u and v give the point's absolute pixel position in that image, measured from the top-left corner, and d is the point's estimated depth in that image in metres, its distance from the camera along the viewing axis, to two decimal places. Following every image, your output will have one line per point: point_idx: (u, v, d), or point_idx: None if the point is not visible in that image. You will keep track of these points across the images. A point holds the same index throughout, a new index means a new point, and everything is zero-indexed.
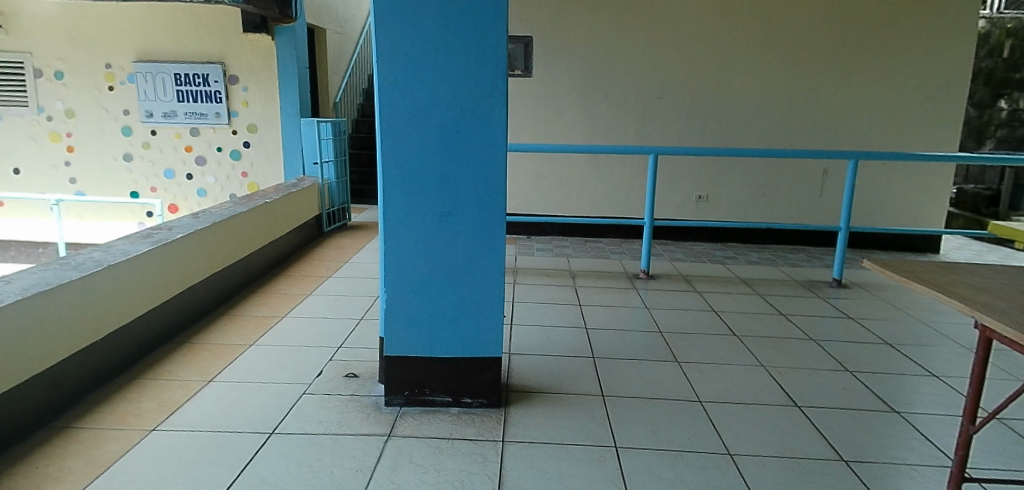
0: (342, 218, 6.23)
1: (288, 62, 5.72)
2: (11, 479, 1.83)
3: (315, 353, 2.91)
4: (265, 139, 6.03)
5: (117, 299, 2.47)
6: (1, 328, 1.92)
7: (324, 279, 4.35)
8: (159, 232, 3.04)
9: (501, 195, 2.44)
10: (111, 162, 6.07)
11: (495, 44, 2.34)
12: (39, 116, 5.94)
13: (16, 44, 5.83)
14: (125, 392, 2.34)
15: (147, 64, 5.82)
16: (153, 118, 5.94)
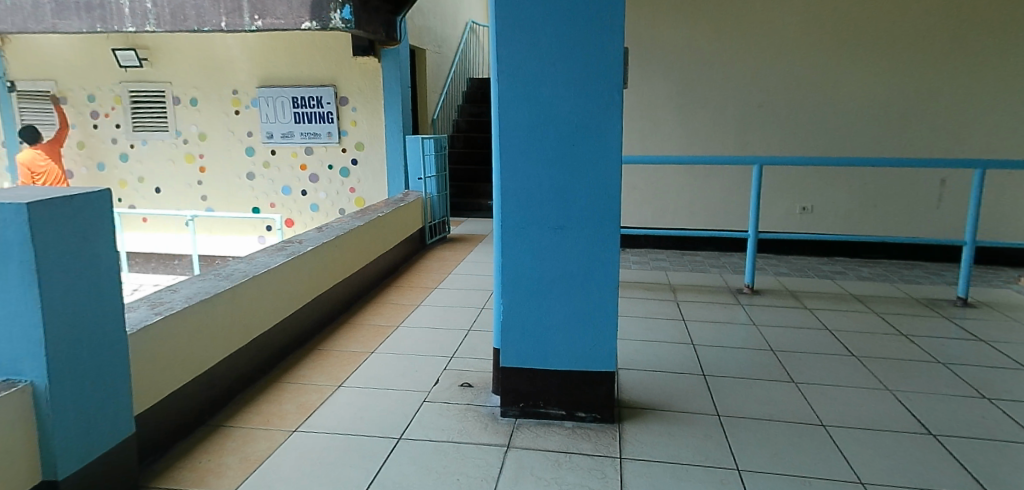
0: (442, 231, 6.44)
1: (393, 82, 6.13)
2: (181, 471, 2.02)
3: (429, 362, 3.02)
4: (372, 156, 6.34)
5: (260, 307, 2.68)
6: (174, 333, 2.14)
7: (430, 290, 4.50)
8: (292, 245, 3.27)
9: (615, 207, 2.43)
10: (237, 180, 6.58)
11: (611, 58, 2.35)
12: (177, 140, 6.54)
13: (158, 75, 6.45)
14: (267, 395, 2.54)
15: (270, 89, 6.29)
16: (273, 139, 6.40)
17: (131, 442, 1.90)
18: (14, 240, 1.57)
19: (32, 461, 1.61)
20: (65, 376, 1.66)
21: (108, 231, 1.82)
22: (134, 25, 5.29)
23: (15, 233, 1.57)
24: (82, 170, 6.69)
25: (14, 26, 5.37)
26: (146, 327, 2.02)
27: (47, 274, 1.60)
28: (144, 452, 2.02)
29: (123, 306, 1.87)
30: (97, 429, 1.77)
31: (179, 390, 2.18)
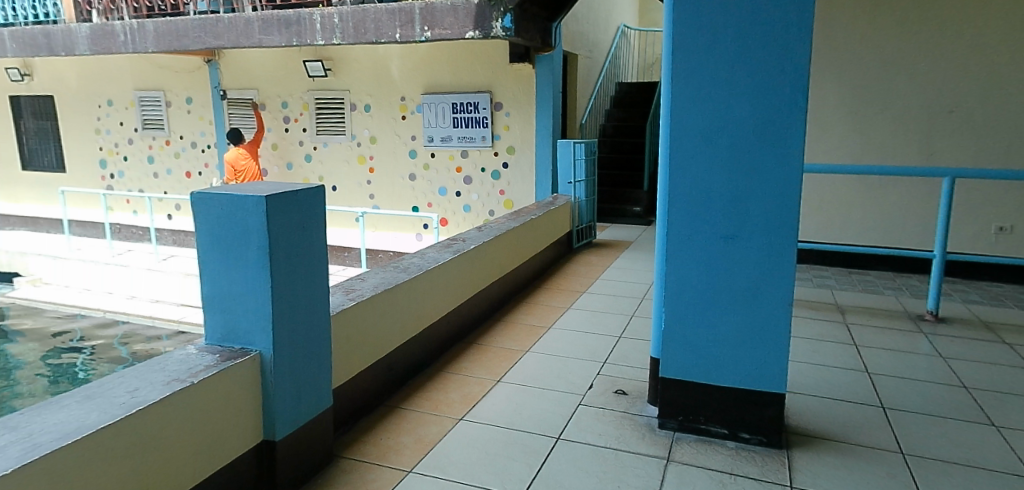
0: (589, 235, 6.43)
1: (544, 88, 6.26)
2: (366, 446, 2.20)
3: (582, 365, 3.02)
4: (523, 160, 6.49)
5: (431, 299, 2.85)
6: (364, 318, 2.34)
7: (579, 294, 4.51)
8: (457, 243, 3.44)
9: (793, 218, 2.28)
10: (401, 180, 7.03)
11: (797, 59, 2.21)
12: (352, 142, 7.13)
13: (339, 83, 7.06)
14: (435, 383, 2.69)
15: (433, 95, 6.66)
16: (434, 142, 6.78)
17: (329, 414, 2.10)
18: (254, 227, 1.79)
19: (257, 422, 1.85)
20: (284, 350, 1.88)
21: (319, 223, 2.02)
22: (324, 39, 5.85)
23: (255, 221, 1.79)
24: (274, 168, 7.49)
25: (229, 42, 6.10)
26: (342, 311, 2.22)
27: (276, 259, 1.82)
28: (336, 424, 2.23)
29: (327, 289, 2.07)
30: (306, 399, 1.98)
31: (364, 372, 2.37)
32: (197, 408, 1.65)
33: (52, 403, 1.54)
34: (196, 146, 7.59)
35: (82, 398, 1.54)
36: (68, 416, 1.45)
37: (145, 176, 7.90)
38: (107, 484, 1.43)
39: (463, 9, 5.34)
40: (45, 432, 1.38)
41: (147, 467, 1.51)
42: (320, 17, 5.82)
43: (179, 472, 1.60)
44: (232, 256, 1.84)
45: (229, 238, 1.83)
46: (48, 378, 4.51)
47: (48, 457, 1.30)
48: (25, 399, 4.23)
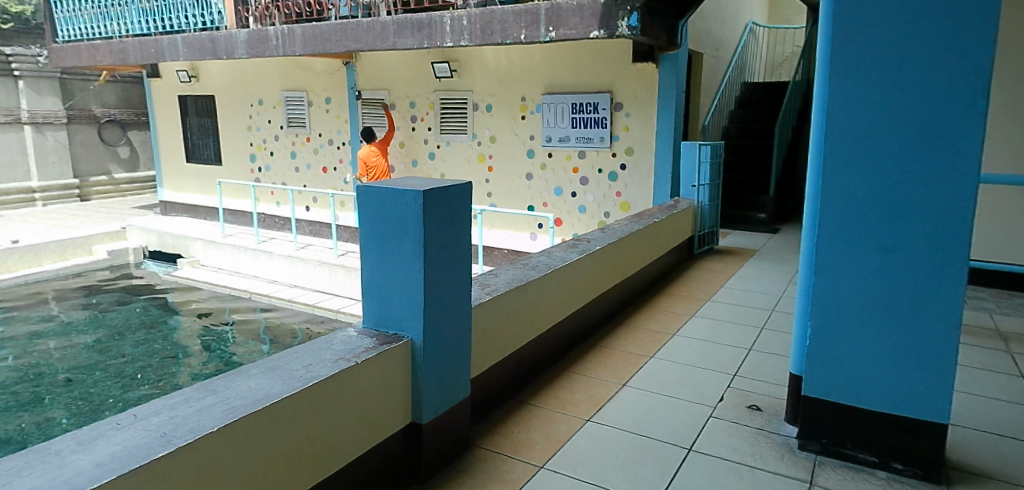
0: (710, 241, 6.17)
1: (668, 88, 6.08)
2: (498, 438, 2.28)
3: (710, 376, 2.90)
4: (641, 161, 6.35)
5: (558, 298, 2.86)
6: (502, 315, 2.41)
7: (702, 301, 4.33)
8: (582, 243, 3.41)
9: (965, 232, 2.05)
10: (518, 179, 7.08)
11: (978, 57, 1.98)
12: (473, 141, 7.27)
13: (463, 84, 7.22)
14: (560, 382, 2.73)
15: (553, 96, 6.66)
16: (552, 142, 6.77)
17: (467, 403, 2.18)
18: (412, 219, 1.88)
19: (406, 405, 1.96)
20: (432, 337, 1.97)
21: (465, 217, 2.09)
22: (453, 41, 6.00)
23: (413, 213, 1.88)
24: (400, 165, 7.82)
25: (367, 45, 6.44)
26: (480, 303, 2.27)
27: (429, 250, 1.90)
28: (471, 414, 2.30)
29: (470, 282, 2.13)
30: (449, 386, 2.08)
31: (493, 366, 2.41)
32: (358, 386, 1.78)
33: (241, 371, 1.72)
34: (333, 143, 8.10)
35: (264, 370, 1.72)
36: (256, 385, 1.61)
37: (287, 170, 8.54)
38: (288, 449, 1.58)
39: (589, 9, 5.30)
40: (239, 397, 1.55)
41: (319, 437, 1.66)
42: (450, 20, 5.98)
43: (343, 444, 1.75)
44: (390, 246, 1.95)
45: (388, 228, 1.94)
46: (202, 353, 5.00)
47: (245, 419, 1.47)
48: (187, 369, 4.71)
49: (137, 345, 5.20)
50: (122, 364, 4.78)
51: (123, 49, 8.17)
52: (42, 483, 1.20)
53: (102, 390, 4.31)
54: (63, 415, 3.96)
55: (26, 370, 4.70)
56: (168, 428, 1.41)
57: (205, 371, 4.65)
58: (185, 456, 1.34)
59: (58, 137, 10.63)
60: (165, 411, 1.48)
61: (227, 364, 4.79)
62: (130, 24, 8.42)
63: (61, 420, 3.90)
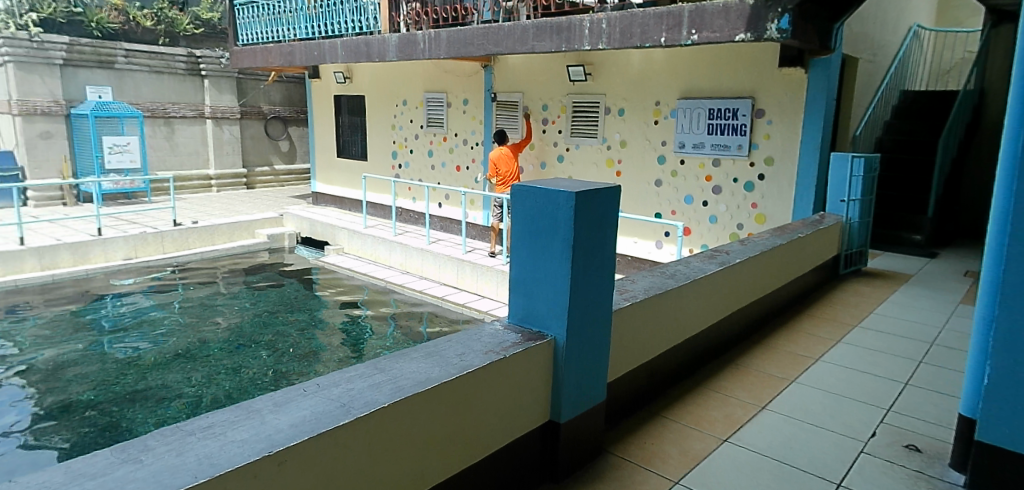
0: (859, 262, 5.69)
1: (817, 94, 5.67)
2: (632, 448, 2.34)
3: (860, 408, 2.68)
4: (781, 173, 5.96)
5: (695, 311, 2.80)
6: (640, 325, 2.45)
7: (850, 326, 4.01)
8: (721, 254, 3.28)
9: None
10: (646, 186, 6.91)
11: None
12: (603, 145, 7.18)
13: (596, 87, 7.16)
14: (693, 398, 2.70)
15: (689, 101, 6.42)
16: (684, 149, 6.54)
17: (602, 407, 2.31)
18: (562, 220, 2.02)
19: (545, 405, 2.13)
20: (575, 336, 2.12)
21: (613, 221, 2.19)
22: (590, 44, 5.99)
23: (564, 214, 2.01)
24: (529, 167, 7.91)
25: (506, 48, 6.61)
26: (619, 309, 2.33)
27: (576, 251, 2.03)
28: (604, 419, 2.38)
29: (610, 287, 2.22)
30: (587, 388, 2.22)
31: (627, 374, 2.47)
32: (505, 378, 1.98)
33: (403, 353, 2.02)
34: (467, 143, 8.38)
35: (423, 355, 1.98)
36: (418, 368, 1.88)
37: (425, 168, 8.96)
38: (443, 434, 1.82)
39: (736, 11, 5.08)
40: (404, 378, 1.82)
41: (468, 423, 1.89)
42: (590, 23, 5.96)
43: (488, 434, 1.96)
44: (539, 247, 2.09)
45: (539, 229, 2.09)
46: (344, 335, 5.39)
47: (410, 398, 1.71)
48: (330, 348, 5.09)
49: (288, 323, 5.68)
50: (277, 339, 5.26)
51: (291, 52, 8.96)
52: (249, 435, 1.52)
53: (261, 361, 4.76)
54: (228, 379, 4.44)
55: (199, 336, 5.31)
56: (345, 399, 1.69)
57: (346, 353, 4.99)
58: (360, 425, 1.61)
59: (233, 130, 11.88)
60: (342, 384, 1.79)
61: (365, 349, 5.11)
62: (298, 29, 9.21)
63: (225, 385, 4.35)
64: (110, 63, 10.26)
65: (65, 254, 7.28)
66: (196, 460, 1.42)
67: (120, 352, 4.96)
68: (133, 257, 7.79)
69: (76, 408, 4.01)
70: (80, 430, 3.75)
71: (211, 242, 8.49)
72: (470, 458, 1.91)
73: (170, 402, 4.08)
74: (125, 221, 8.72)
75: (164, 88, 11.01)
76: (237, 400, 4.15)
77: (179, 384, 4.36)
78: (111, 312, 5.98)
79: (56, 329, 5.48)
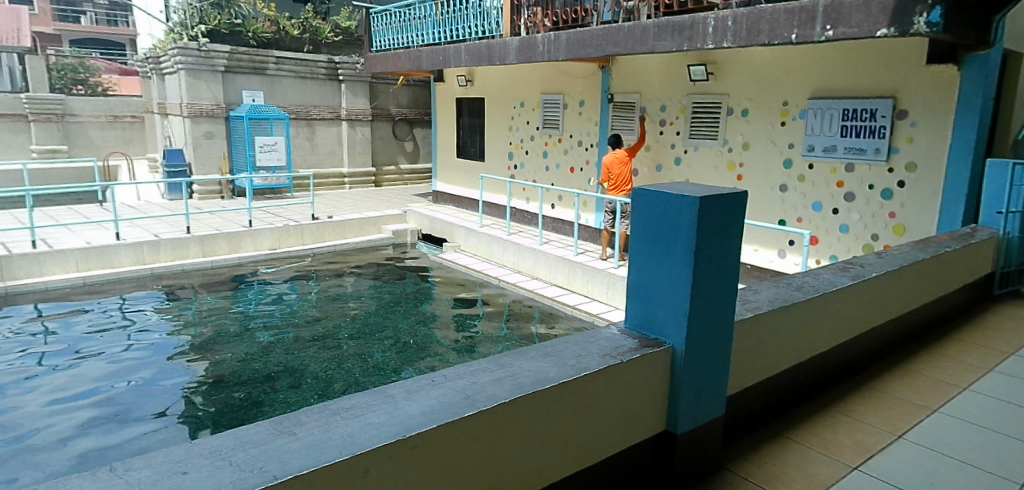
0: (1017, 282, 5.09)
1: (972, 94, 5.13)
2: (750, 466, 2.27)
3: (1015, 447, 2.41)
4: (925, 180, 5.45)
5: (822, 326, 2.65)
6: (761, 337, 2.37)
7: (1006, 354, 3.60)
8: (854, 267, 3.07)
9: None
10: (770, 191, 6.57)
11: None
12: (723, 148, 6.90)
13: (719, 87, 6.89)
14: (819, 420, 2.56)
15: (821, 101, 6.03)
16: (814, 152, 6.14)
17: (721, 420, 2.27)
18: (684, 226, 1.99)
19: (662, 415, 2.14)
20: (695, 344, 2.09)
21: (738, 227, 2.13)
22: (714, 43, 5.78)
23: (686, 218, 1.98)
24: (645, 169, 7.76)
25: (626, 49, 6.54)
26: (740, 320, 2.25)
27: (699, 257, 1.99)
28: (722, 433, 2.33)
29: (733, 296, 2.16)
30: (707, 399, 2.19)
31: (747, 389, 2.39)
32: (621, 382, 2.00)
33: (522, 351, 2.10)
34: (582, 145, 8.38)
35: (541, 354, 2.06)
36: (537, 367, 1.96)
37: (539, 168, 9.05)
38: (559, 434, 1.88)
39: (878, 4, 4.71)
40: (524, 375, 1.90)
41: (584, 423, 1.94)
42: (714, 20, 5.75)
43: (604, 437, 2.01)
44: (658, 251, 2.08)
45: (659, 234, 2.07)
46: (460, 333, 5.67)
47: (529, 395, 1.80)
48: (448, 346, 5.34)
49: (410, 319, 6.00)
50: (400, 335, 5.57)
51: (419, 57, 9.41)
52: (385, 419, 1.67)
53: (386, 355, 5.11)
54: (358, 369, 4.80)
55: (332, 327, 5.73)
56: (470, 392, 1.81)
57: (464, 352, 5.20)
58: (482, 416, 1.71)
59: (364, 132, 12.63)
60: (467, 376, 1.90)
61: (481, 348, 5.29)
62: (425, 35, 9.64)
63: (354, 376, 4.68)
64: (262, 69, 11.25)
65: (222, 243, 8.10)
66: (340, 437, 1.59)
67: (265, 336, 5.46)
68: (278, 248, 8.50)
69: (230, 385, 4.50)
70: (234, 404, 4.20)
71: (343, 236, 9.10)
72: (586, 459, 1.97)
73: (308, 387, 4.47)
74: (271, 215, 9.55)
75: (307, 92, 11.90)
76: (366, 386, 4.53)
77: (316, 371, 4.76)
78: (259, 298, 6.60)
79: (214, 312, 6.14)
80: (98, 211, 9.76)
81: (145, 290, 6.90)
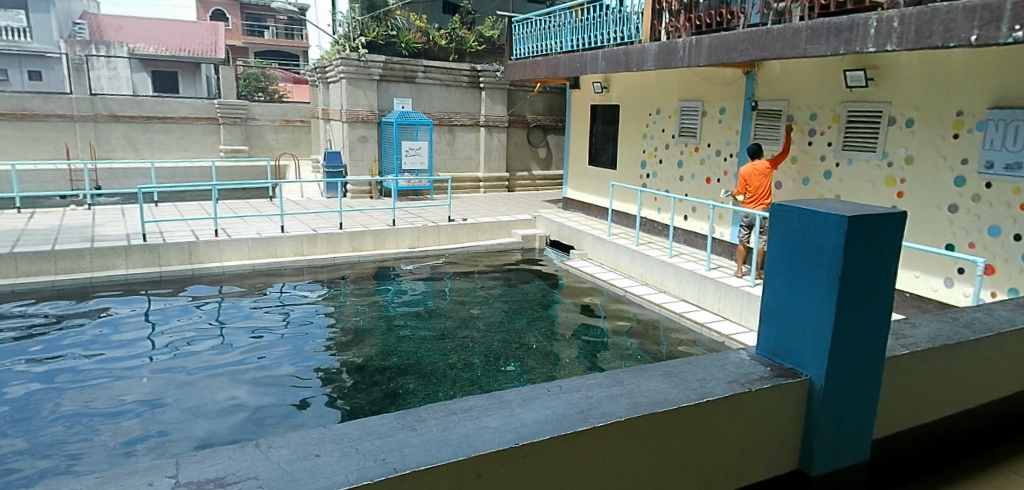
0: None
1: None
2: None
3: None
4: None
5: (995, 369, 2.32)
6: (916, 377, 2.12)
7: None
8: None
9: None
10: (936, 211, 5.88)
11: None
12: (883, 161, 6.28)
13: (880, 94, 6.27)
14: (986, 477, 2.25)
15: (1003, 111, 5.27)
16: (992, 169, 5.39)
17: (864, 466, 2.07)
18: (829, 249, 1.83)
19: (794, 450, 2.00)
20: (838, 379, 1.92)
21: (894, 253, 1.92)
22: (876, 45, 5.27)
23: (833, 241, 1.81)
24: (790, 182, 7.25)
25: (775, 53, 6.16)
26: (891, 357, 2.03)
27: (845, 285, 1.81)
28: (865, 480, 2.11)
29: (884, 329, 1.95)
30: (847, 440, 2.01)
31: (897, 433, 2.15)
32: (748, 411, 1.89)
33: (643, 370, 2.05)
34: (721, 154, 8.00)
35: (662, 374, 1.99)
36: (657, 387, 1.90)
37: (673, 178, 8.79)
38: (679, 459, 1.81)
39: None
40: (642, 394, 1.85)
41: (706, 451, 1.85)
42: (878, 21, 5.25)
43: (728, 469, 1.90)
44: (798, 275, 1.92)
45: (801, 256, 1.91)
46: (584, 342, 5.63)
47: (648, 416, 1.74)
48: (572, 355, 5.33)
49: (535, 324, 6.07)
50: (525, 340, 5.65)
51: (556, 64, 9.51)
52: (501, 424, 1.69)
53: (510, 359, 5.20)
54: (484, 371, 4.92)
55: (462, 327, 5.93)
56: (585, 406, 1.78)
57: (588, 362, 5.17)
58: (597, 434, 1.68)
59: (500, 137, 12.97)
60: (584, 390, 1.88)
61: (604, 359, 5.23)
62: (564, 42, 9.70)
63: (479, 378, 4.80)
64: (412, 78, 11.90)
65: (368, 239, 8.67)
66: (457, 437, 1.63)
67: (401, 332, 5.78)
68: (417, 246, 8.95)
69: (367, 376, 4.82)
70: (368, 395, 4.48)
71: (476, 238, 9.40)
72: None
73: (436, 385, 4.66)
74: (412, 215, 10.08)
75: (451, 99, 12.43)
76: (490, 388, 4.64)
77: (445, 369, 4.95)
78: (398, 294, 6.99)
79: (358, 305, 6.60)
80: (267, 205, 10.87)
81: (301, 281, 7.56)
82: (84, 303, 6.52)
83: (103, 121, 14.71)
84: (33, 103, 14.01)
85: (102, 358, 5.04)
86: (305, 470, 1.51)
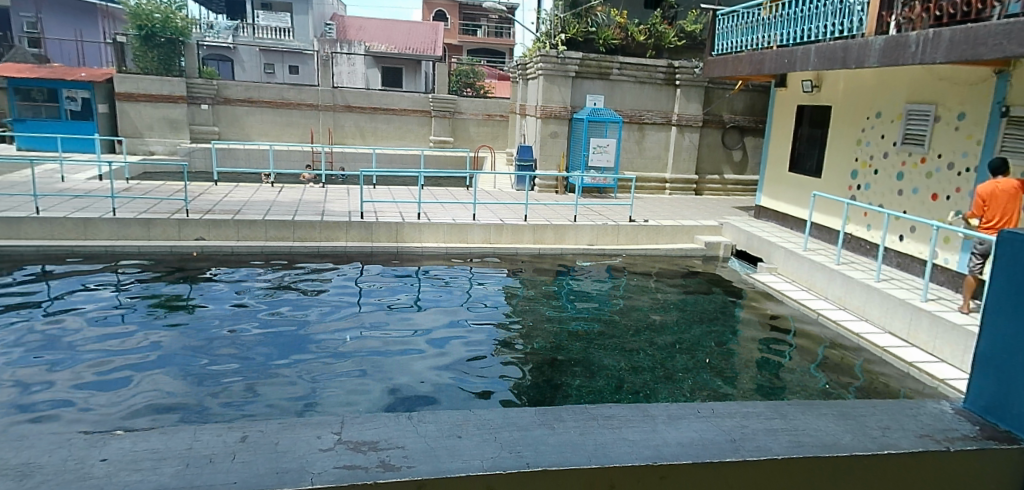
0: None
1: None
2: None
3: None
4: None
5: None
6: None
7: None
8: None
9: None
10: None
11: None
12: None
13: None
14: None
15: None
16: None
17: None
18: None
19: None
20: None
21: None
22: None
23: None
24: None
25: None
26: None
27: None
28: None
29: None
30: None
31: None
32: (943, 472, 1.61)
33: (812, 407, 1.84)
34: (953, 168, 6.89)
35: (835, 414, 1.78)
36: (827, 428, 1.69)
37: (891, 191, 7.77)
38: None
39: None
40: (808, 434, 1.65)
41: None
42: None
43: None
44: None
45: None
46: (760, 361, 5.26)
47: (813, 459, 1.56)
48: (745, 373, 5.00)
49: (709, 336, 5.78)
50: (693, 350, 5.41)
51: (761, 60, 8.90)
52: (640, 439, 1.63)
53: (676, 367, 5.03)
54: (647, 376, 4.83)
55: (631, 330, 5.86)
56: (738, 436, 1.64)
57: (761, 384, 4.80)
58: (751, 469, 1.54)
59: (693, 138, 12.46)
60: (738, 418, 1.74)
61: (780, 384, 4.83)
62: (773, 36, 9.01)
63: (640, 383, 4.72)
64: (607, 74, 11.88)
65: (550, 233, 8.85)
66: (593, 444, 1.60)
67: (569, 328, 5.85)
68: (595, 244, 8.94)
69: (533, 365, 5.00)
70: (531, 385, 4.64)
71: (656, 240, 9.16)
72: None
73: (597, 383, 4.68)
74: (595, 212, 10.13)
75: (645, 97, 12.20)
76: (650, 394, 4.55)
77: (608, 369, 4.95)
78: (572, 290, 7.08)
79: (532, 296, 6.81)
80: (464, 193, 11.61)
81: (486, 268, 7.96)
82: (306, 269, 7.52)
83: (340, 111, 16.76)
84: (290, 93, 16.41)
85: (310, 320, 5.77)
86: (447, 449, 1.57)
